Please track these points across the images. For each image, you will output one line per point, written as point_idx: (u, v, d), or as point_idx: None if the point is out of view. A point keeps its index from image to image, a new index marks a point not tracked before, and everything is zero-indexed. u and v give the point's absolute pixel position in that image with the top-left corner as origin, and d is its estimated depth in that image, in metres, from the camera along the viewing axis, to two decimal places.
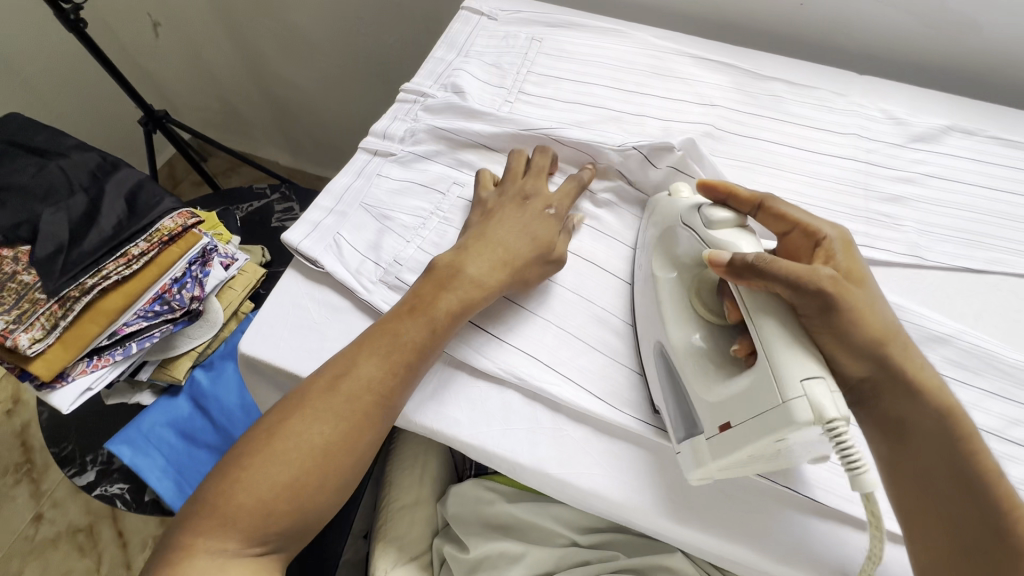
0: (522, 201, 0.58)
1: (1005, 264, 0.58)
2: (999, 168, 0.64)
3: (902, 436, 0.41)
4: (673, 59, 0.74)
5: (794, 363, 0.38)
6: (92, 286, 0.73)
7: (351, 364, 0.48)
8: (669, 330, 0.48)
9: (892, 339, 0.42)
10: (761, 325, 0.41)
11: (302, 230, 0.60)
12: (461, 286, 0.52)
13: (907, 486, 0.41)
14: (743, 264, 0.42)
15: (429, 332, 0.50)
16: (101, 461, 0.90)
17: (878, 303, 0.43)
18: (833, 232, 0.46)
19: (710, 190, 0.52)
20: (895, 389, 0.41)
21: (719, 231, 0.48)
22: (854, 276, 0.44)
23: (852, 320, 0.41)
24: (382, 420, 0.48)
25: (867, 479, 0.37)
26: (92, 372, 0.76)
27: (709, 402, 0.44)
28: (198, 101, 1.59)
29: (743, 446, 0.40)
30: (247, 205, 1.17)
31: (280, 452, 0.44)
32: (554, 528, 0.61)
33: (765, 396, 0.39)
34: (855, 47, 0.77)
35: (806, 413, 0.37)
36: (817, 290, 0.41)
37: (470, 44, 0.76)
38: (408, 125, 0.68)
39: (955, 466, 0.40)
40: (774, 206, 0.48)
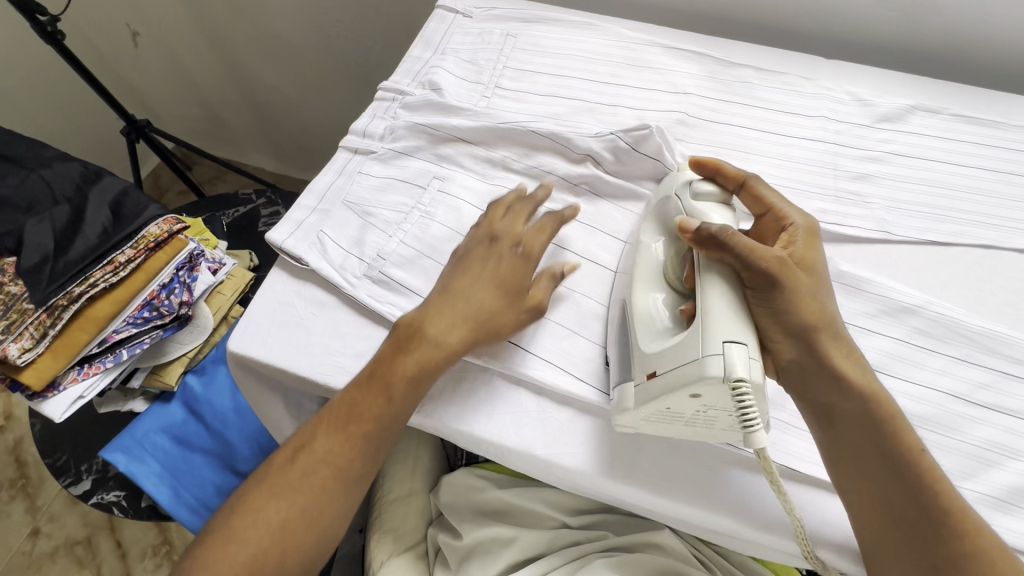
0: (495, 245, 0.55)
1: (969, 236, 0.60)
2: (962, 144, 0.67)
3: (828, 418, 0.44)
4: (646, 50, 0.75)
5: (719, 325, 0.41)
6: (81, 294, 0.74)
7: (311, 440, 0.49)
8: (634, 293, 0.50)
9: (826, 327, 0.44)
10: (706, 289, 0.44)
11: (285, 228, 0.61)
12: (422, 348, 0.50)
13: (840, 466, 0.43)
14: (708, 233, 0.44)
15: (385, 400, 0.49)
16: (96, 469, 0.90)
17: (818, 290, 0.45)
18: (800, 219, 0.48)
19: (701, 166, 0.52)
20: (824, 373, 0.44)
21: (701, 202, 0.49)
22: (806, 264, 0.46)
23: (792, 302, 0.43)
24: (342, 492, 0.48)
25: (760, 436, 0.40)
26: (84, 381, 0.77)
27: (641, 354, 0.46)
28: (180, 109, 1.59)
29: (664, 394, 0.42)
30: (233, 210, 1.17)
31: (240, 532, 0.46)
32: (545, 512, 0.62)
33: (689, 350, 0.42)
34: (822, 32, 0.79)
35: (717, 368, 0.40)
36: (765, 269, 0.43)
37: (446, 41, 0.78)
38: (387, 123, 0.69)
39: (880, 445, 0.42)
40: (758, 187, 0.50)
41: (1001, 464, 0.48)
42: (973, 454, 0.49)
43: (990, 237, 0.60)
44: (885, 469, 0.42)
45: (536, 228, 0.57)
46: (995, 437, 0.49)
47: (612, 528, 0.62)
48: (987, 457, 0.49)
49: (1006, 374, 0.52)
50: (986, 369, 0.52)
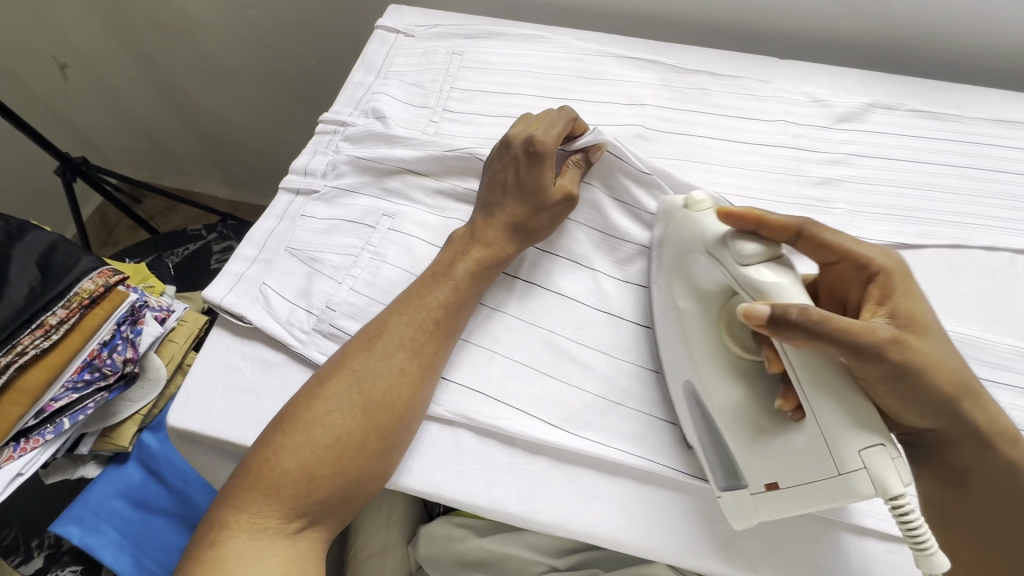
0: (512, 151, 0.56)
1: (936, 236, 0.59)
2: (921, 140, 0.65)
3: (960, 482, 0.43)
4: (598, 61, 0.72)
5: (852, 435, 0.38)
6: (8, 364, 0.68)
7: (383, 327, 0.50)
8: (708, 383, 0.45)
9: (963, 389, 0.40)
10: (817, 398, 0.39)
11: (224, 284, 0.56)
12: (477, 246, 0.54)
13: (968, 532, 0.43)
14: (800, 329, 0.37)
15: (452, 289, 0.52)
16: (48, 544, 0.83)
17: (944, 349, 0.40)
18: (887, 262, 0.42)
19: (739, 220, 0.45)
20: (965, 438, 0.41)
21: (753, 269, 0.42)
22: (917, 323, 0.40)
23: (924, 383, 0.39)
24: (422, 376, 0.49)
25: (937, 557, 0.37)
26: (21, 457, 0.71)
27: (751, 460, 0.42)
28: (124, 142, 1.50)
29: (800, 506, 0.41)
30: (182, 249, 1.11)
31: (321, 415, 0.46)
32: (529, 557, 0.59)
33: (821, 463, 0.39)
34: (776, 31, 0.77)
35: (867, 486, 0.37)
36: (885, 360, 0.38)
37: (388, 64, 0.73)
38: (329, 158, 0.64)
39: (1016, 510, 0.43)
40: (817, 232, 0.44)
41: None
42: None
43: (957, 235, 0.59)
44: (1006, 538, 0.43)
45: (548, 124, 0.57)
46: None
47: (604, 564, 0.59)
48: None
49: (985, 379, 0.51)
50: None
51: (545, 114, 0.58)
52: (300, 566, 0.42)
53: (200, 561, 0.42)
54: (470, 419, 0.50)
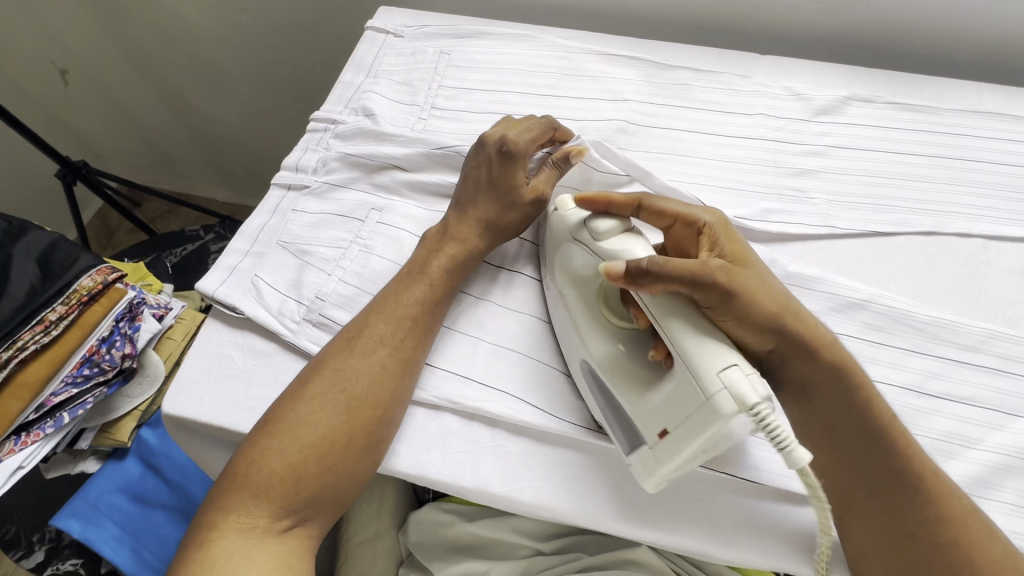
0: (486, 150, 0.57)
1: (911, 224, 0.61)
2: (898, 131, 0.67)
3: (806, 395, 0.45)
4: (582, 58, 0.74)
5: (706, 356, 0.39)
6: (8, 359, 0.69)
7: (362, 327, 0.52)
8: (589, 348, 0.48)
9: (786, 310, 0.43)
10: (672, 328, 0.41)
11: (217, 276, 0.58)
12: (449, 244, 0.55)
13: (819, 442, 0.46)
14: (639, 269, 0.42)
15: (426, 286, 0.53)
16: (50, 538, 0.85)
17: (766, 279, 0.45)
18: (710, 217, 0.47)
19: (591, 203, 0.51)
20: (799, 351, 0.44)
21: (608, 241, 0.48)
22: (740, 259, 0.45)
23: (749, 301, 0.42)
24: (402, 371, 0.50)
25: (798, 452, 0.36)
26: (22, 450, 0.72)
27: (642, 412, 0.44)
28: (124, 146, 1.52)
29: (684, 448, 0.40)
30: (180, 248, 1.12)
31: (306, 415, 0.47)
32: (516, 540, 0.60)
33: (690, 394, 0.39)
34: (757, 27, 0.79)
35: (729, 404, 0.37)
36: (712, 284, 0.41)
37: (378, 63, 0.75)
38: (320, 155, 0.66)
39: (858, 417, 0.44)
40: (656, 203, 0.49)
41: (959, 455, 0.48)
42: (931, 448, 0.49)
43: (931, 222, 0.61)
44: (864, 446, 0.44)
45: (526, 127, 0.58)
46: (949, 427, 0.50)
47: (587, 548, 0.60)
48: (944, 448, 0.49)
49: (957, 361, 0.52)
50: (937, 358, 0.53)
51: (526, 118, 0.60)
52: (291, 564, 0.43)
53: (191, 564, 0.42)
54: (453, 403, 0.51)
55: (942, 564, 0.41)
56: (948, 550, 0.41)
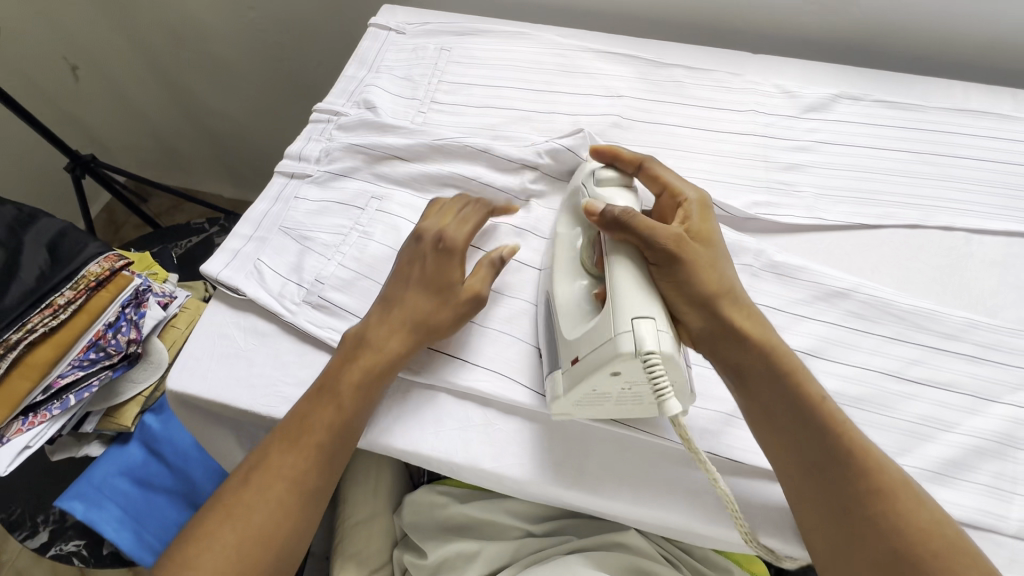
0: (419, 241, 0.55)
1: (895, 217, 0.62)
2: (885, 128, 0.69)
3: (739, 376, 0.47)
4: (578, 55, 0.76)
5: (629, 303, 0.43)
6: (18, 341, 0.71)
7: (263, 456, 0.48)
8: (557, 284, 0.52)
9: (723, 294, 0.47)
10: (615, 270, 0.46)
11: (221, 260, 0.60)
12: (366, 354, 0.51)
13: (766, 427, 0.46)
14: (612, 217, 0.47)
15: (336, 408, 0.49)
16: (53, 520, 0.86)
17: (718, 261, 0.48)
18: (693, 193, 0.51)
19: (601, 154, 0.55)
20: (731, 336, 0.46)
21: (604, 188, 0.52)
22: (703, 237, 0.49)
23: (690, 273, 0.46)
24: (298, 506, 0.47)
25: (671, 403, 0.41)
26: (30, 430, 0.74)
27: (567, 341, 0.47)
28: (132, 142, 1.55)
29: (587, 376, 0.44)
30: (186, 241, 1.15)
31: (193, 562, 0.43)
32: (507, 522, 0.60)
33: (602, 333, 0.44)
34: (749, 28, 0.81)
35: (627, 344, 0.41)
36: (662, 245, 0.46)
37: (380, 58, 0.78)
38: (323, 145, 0.68)
39: (788, 393, 0.45)
40: (654, 168, 0.53)
41: (936, 438, 0.50)
42: (908, 430, 0.50)
43: (916, 216, 0.62)
44: (795, 427, 0.45)
45: (460, 220, 0.57)
46: (926, 412, 0.51)
47: (577, 531, 0.60)
48: (922, 431, 0.50)
49: (936, 349, 0.54)
50: (917, 345, 0.54)
51: (459, 206, 0.59)
52: None
53: None
54: (443, 380, 0.53)
55: (880, 540, 0.40)
56: (885, 524, 0.41)
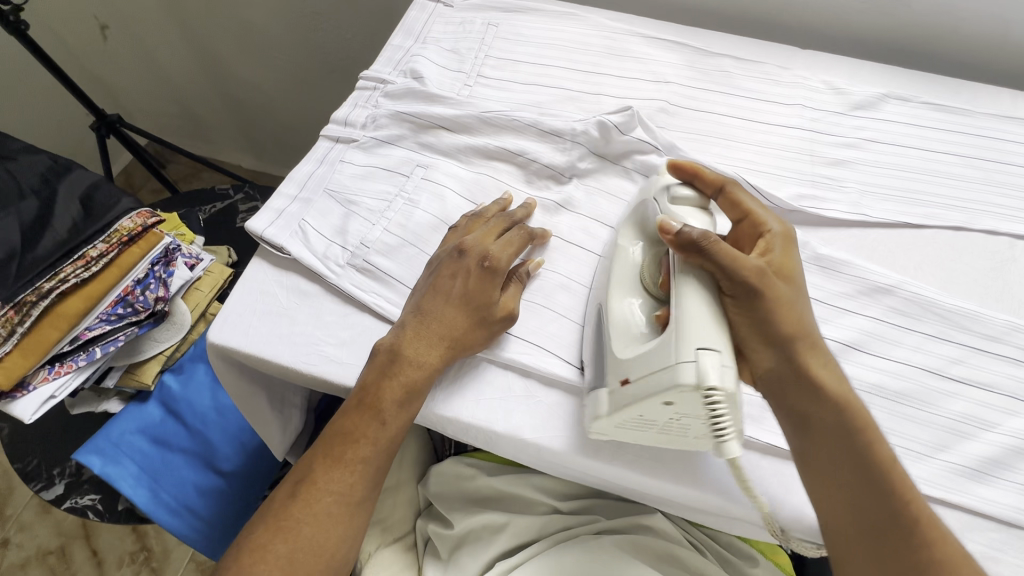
0: (456, 256, 0.53)
1: (940, 218, 0.62)
2: (933, 130, 0.68)
3: (803, 425, 0.45)
4: (626, 39, 0.76)
5: (696, 333, 0.41)
6: (50, 290, 0.71)
7: (308, 471, 0.48)
8: (612, 299, 0.51)
9: (802, 337, 0.45)
10: (683, 297, 0.43)
11: (266, 217, 0.60)
12: (406, 369, 0.49)
13: (814, 475, 0.44)
14: (689, 238, 0.44)
15: (378, 424, 0.48)
16: (69, 472, 0.87)
17: (798, 298, 0.46)
18: (777, 226, 0.49)
19: (679, 171, 0.52)
20: (799, 381, 0.45)
21: (678, 207, 0.49)
22: (784, 271, 0.47)
23: (769, 314, 0.44)
24: (346, 516, 0.47)
25: (731, 445, 0.42)
26: (55, 380, 0.74)
27: (617, 360, 0.46)
28: (155, 107, 1.55)
29: (638, 403, 0.43)
30: (211, 205, 1.15)
31: (249, 568, 0.44)
32: (535, 497, 0.59)
33: (661, 356, 0.42)
34: (797, 23, 0.80)
35: (689, 375, 0.40)
36: (745, 280, 0.44)
37: (427, 30, 0.77)
38: (369, 112, 0.68)
39: (851, 442, 0.43)
40: (735, 193, 0.51)
41: (975, 436, 0.50)
42: (948, 427, 0.51)
43: (961, 218, 0.62)
44: (853, 475, 0.43)
45: (504, 239, 0.55)
46: (966, 409, 0.51)
47: (604, 511, 0.60)
48: (962, 429, 0.50)
49: (978, 349, 0.54)
50: (959, 345, 0.54)
51: (498, 222, 0.56)
52: None
53: None
54: (489, 350, 0.53)
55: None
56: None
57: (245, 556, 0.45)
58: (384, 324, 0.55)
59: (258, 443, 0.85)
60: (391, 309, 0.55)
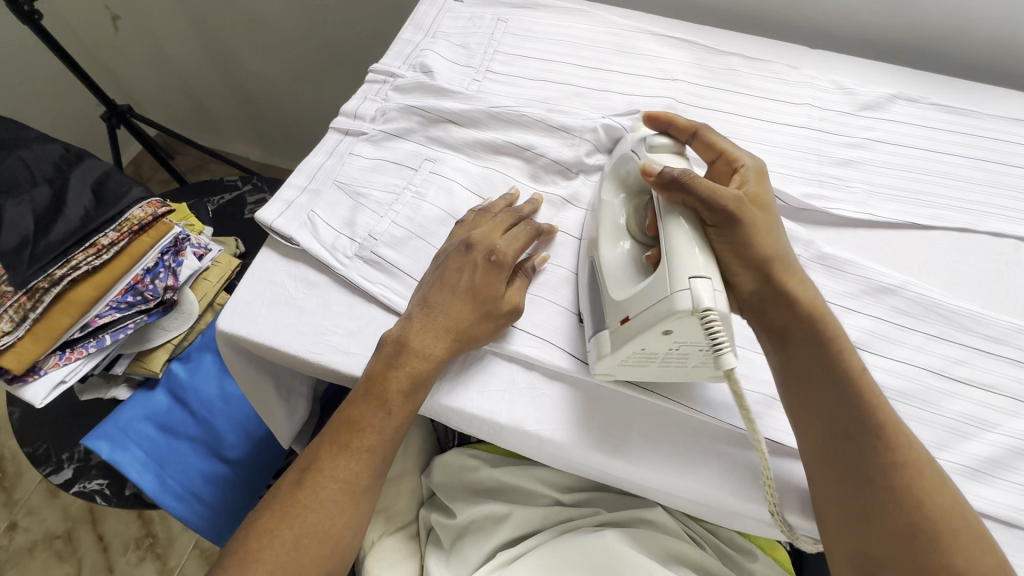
0: (462, 250, 0.54)
1: (946, 219, 0.62)
2: (941, 131, 0.68)
3: (783, 339, 0.48)
4: (635, 37, 0.76)
5: (685, 262, 0.43)
6: (62, 277, 0.72)
7: (314, 458, 0.49)
8: (601, 247, 0.52)
9: (778, 258, 0.48)
10: (669, 230, 0.46)
11: (275, 208, 0.61)
12: (412, 359, 0.50)
13: (793, 393, 0.47)
14: (670, 176, 0.47)
15: (384, 413, 0.49)
16: (78, 457, 0.88)
17: (772, 225, 0.50)
18: (750, 161, 0.53)
19: (654, 121, 0.55)
20: (777, 300, 0.48)
21: (658, 154, 0.52)
22: (760, 200, 0.50)
23: (750, 235, 0.47)
24: (352, 504, 0.48)
25: (728, 356, 0.42)
26: (66, 365, 0.75)
27: (612, 301, 0.48)
28: (164, 98, 1.57)
29: (639, 334, 0.44)
30: (219, 196, 1.15)
31: (255, 553, 0.44)
32: (537, 489, 0.60)
33: (657, 290, 0.44)
34: (807, 23, 0.80)
35: (684, 301, 0.41)
36: (724, 208, 0.46)
37: (437, 25, 0.78)
38: (379, 105, 0.69)
39: (825, 359, 0.46)
40: (708, 135, 0.54)
41: (976, 436, 0.50)
42: (948, 427, 0.51)
43: (967, 220, 0.62)
44: (830, 394, 0.45)
45: (510, 234, 0.55)
46: (967, 410, 0.51)
47: (605, 504, 0.60)
48: (963, 429, 0.51)
49: (980, 351, 0.54)
50: (962, 346, 0.54)
51: (506, 217, 0.57)
52: None
53: None
54: (494, 341, 0.54)
55: (898, 511, 0.40)
56: (908, 499, 0.40)
57: (251, 540, 0.45)
58: (391, 315, 0.56)
59: (264, 432, 0.86)
60: (397, 300, 0.56)
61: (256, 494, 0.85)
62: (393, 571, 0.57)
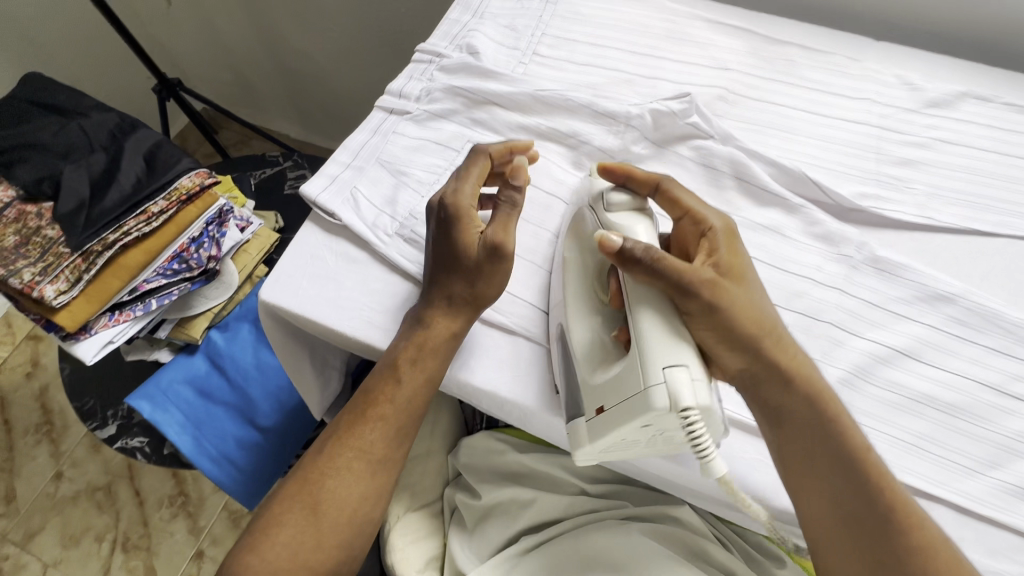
0: (430, 221, 0.53)
1: (1012, 227, 0.59)
2: (1013, 134, 0.64)
3: (776, 422, 0.45)
4: (688, 23, 0.74)
5: (658, 352, 0.40)
6: (114, 241, 0.74)
7: (332, 431, 0.50)
8: (571, 322, 0.49)
9: (765, 333, 0.45)
10: (639, 318, 0.43)
11: (320, 183, 0.61)
12: (417, 332, 0.50)
13: (791, 464, 0.45)
14: (632, 253, 0.43)
15: (395, 383, 0.50)
16: (121, 415, 0.93)
17: (753, 298, 0.46)
18: (717, 222, 0.48)
19: (610, 173, 0.50)
20: (767, 377, 0.45)
21: (616, 215, 0.47)
22: (734, 272, 0.46)
23: (731, 314, 0.44)
24: (368, 472, 0.48)
25: (716, 463, 0.40)
26: (114, 326, 0.78)
27: (588, 386, 0.46)
28: (210, 73, 1.60)
29: (615, 428, 0.42)
30: (261, 171, 1.18)
31: (279, 515, 0.47)
32: (563, 477, 0.60)
33: (632, 381, 0.41)
34: (872, 13, 0.76)
35: (662, 399, 0.39)
36: (700, 290, 0.43)
37: (485, 5, 0.77)
38: (424, 85, 0.69)
39: (829, 441, 0.44)
40: (671, 189, 0.49)
41: None
42: (1002, 445, 0.48)
43: None
44: (837, 468, 0.43)
45: (462, 178, 0.53)
46: None
47: (631, 498, 0.60)
48: (1018, 448, 0.48)
49: None
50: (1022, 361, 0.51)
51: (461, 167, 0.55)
52: None
53: None
54: (529, 329, 0.54)
55: None
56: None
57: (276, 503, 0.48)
58: None
59: (296, 405, 0.88)
60: None
61: (286, 462, 0.88)
62: (415, 546, 0.58)
